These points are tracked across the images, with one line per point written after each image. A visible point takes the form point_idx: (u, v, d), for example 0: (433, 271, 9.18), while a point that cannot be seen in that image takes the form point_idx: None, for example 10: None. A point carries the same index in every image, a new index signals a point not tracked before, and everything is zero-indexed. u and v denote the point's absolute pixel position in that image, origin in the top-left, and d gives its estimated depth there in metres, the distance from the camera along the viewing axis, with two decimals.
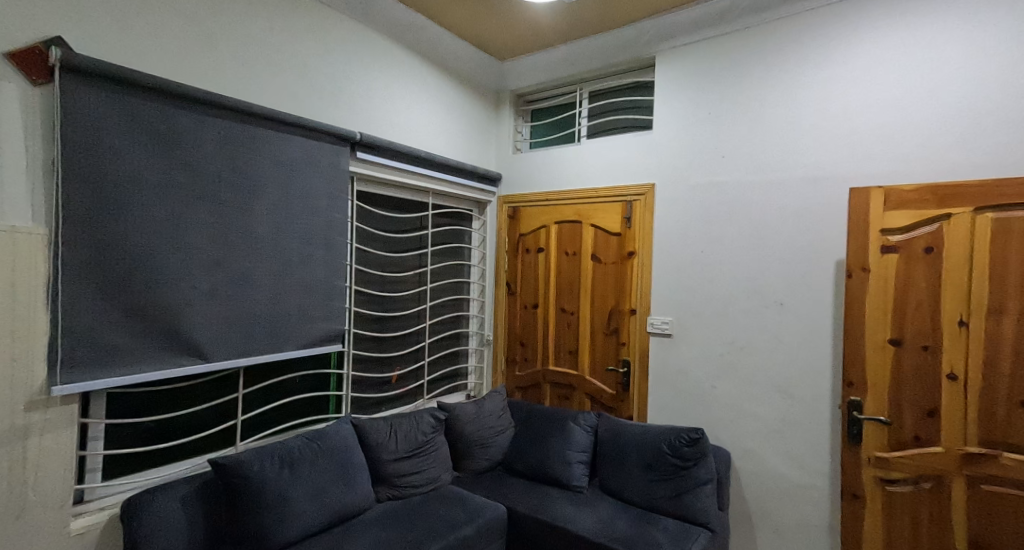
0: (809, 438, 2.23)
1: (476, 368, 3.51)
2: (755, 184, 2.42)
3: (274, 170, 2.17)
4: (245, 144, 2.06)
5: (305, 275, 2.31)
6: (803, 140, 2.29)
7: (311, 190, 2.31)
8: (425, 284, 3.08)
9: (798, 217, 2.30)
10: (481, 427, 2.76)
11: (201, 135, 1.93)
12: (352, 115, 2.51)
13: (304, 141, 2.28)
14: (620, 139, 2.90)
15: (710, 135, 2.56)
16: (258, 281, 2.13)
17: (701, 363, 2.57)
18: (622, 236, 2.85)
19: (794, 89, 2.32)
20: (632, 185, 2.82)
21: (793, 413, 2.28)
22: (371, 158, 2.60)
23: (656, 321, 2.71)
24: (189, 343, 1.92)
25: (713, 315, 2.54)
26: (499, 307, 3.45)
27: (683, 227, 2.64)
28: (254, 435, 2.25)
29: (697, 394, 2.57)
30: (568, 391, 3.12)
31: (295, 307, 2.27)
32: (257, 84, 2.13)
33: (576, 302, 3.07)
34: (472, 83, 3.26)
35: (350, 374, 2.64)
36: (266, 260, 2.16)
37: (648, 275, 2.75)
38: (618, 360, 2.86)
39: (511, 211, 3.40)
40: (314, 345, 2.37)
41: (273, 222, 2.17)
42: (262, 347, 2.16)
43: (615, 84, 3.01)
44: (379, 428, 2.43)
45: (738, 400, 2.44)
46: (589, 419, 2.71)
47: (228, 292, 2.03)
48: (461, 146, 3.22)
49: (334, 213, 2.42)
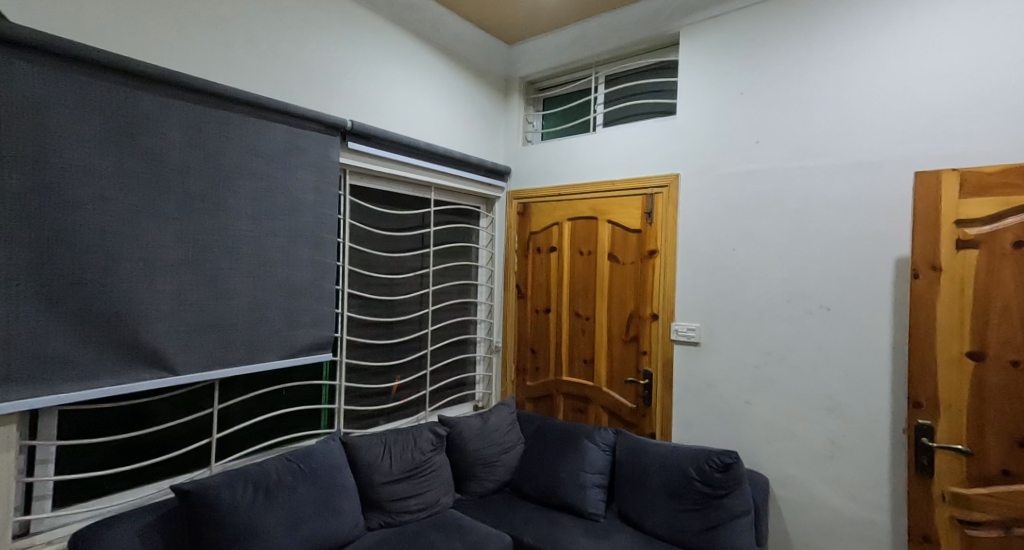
0: (864, 466, 1.92)
1: (484, 377, 3.27)
2: (796, 171, 2.12)
3: (253, 162, 1.95)
4: (219, 132, 1.85)
5: (290, 277, 2.09)
6: (853, 118, 1.99)
7: (297, 184, 2.09)
8: (427, 287, 2.85)
9: (845, 208, 2.00)
10: (487, 444, 2.51)
11: (167, 121, 1.72)
12: (344, 102, 2.30)
13: (287, 129, 2.06)
14: (640, 126, 2.62)
15: (743, 117, 2.27)
16: (235, 284, 1.91)
17: (733, 376, 2.28)
18: (642, 233, 2.58)
19: (841, 61, 2.02)
20: (654, 175, 2.55)
21: (844, 435, 1.97)
22: (365, 149, 2.37)
23: (680, 327, 2.43)
24: (152, 353, 1.70)
25: (748, 322, 2.24)
26: (508, 312, 3.20)
27: (712, 221, 2.35)
28: (233, 455, 2.04)
29: (729, 411, 2.28)
30: (583, 404, 2.85)
31: (278, 313, 2.05)
32: (232, 64, 1.92)
33: (592, 306, 2.80)
34: (478, 69, 3.03)
35: (344, 386, 2.41)
36: (245, 261, 1.94)
37: (671, 276, 2.47)
38: (639, 371, 2.58)
39: (521, 207, 3.15)
40: (302, 354, 2.15)
41: (253, 219, 1.95)
42: (241, 358, 1.94)
43: (634, 66, 2.74)
44: (371, 446, 2.19)
45: (777, 419, 2.14)
46: (606, 436, 2.43)
47: (200, 297, 1.82)
48: (466, 137, 2.98)
49: (323, 209, 2.20)
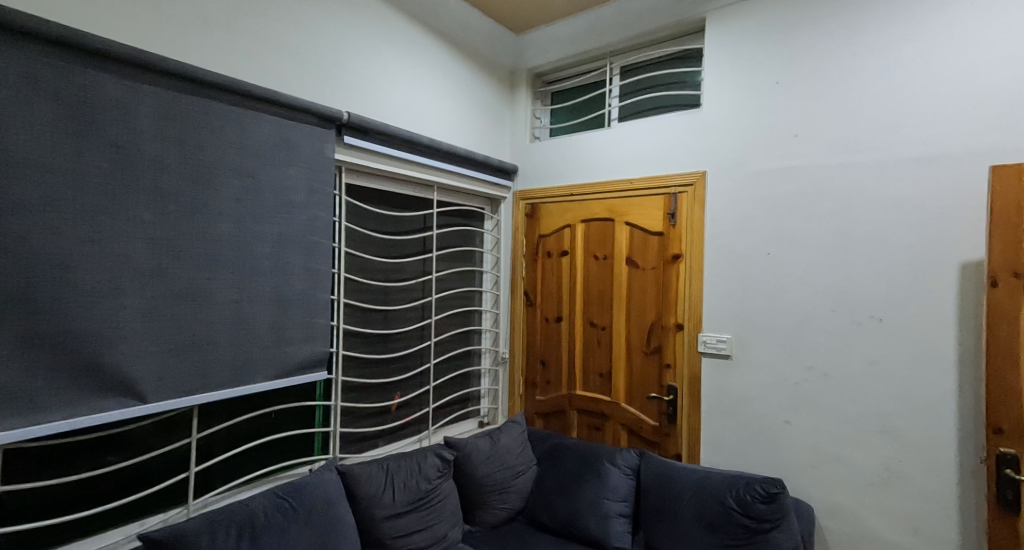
0: (925, 495, 1.73)
1: (489, 391, 3.04)
2: (841, 167, 1.93)
3: (237, 158, 1.71)
4: (198, 122, 1.62)
5: (280, 288, 1.85)
6: (907, 108, 1.80)
7: (289, 183, 1.86)
8: (429, 296, 2.63)
9: (898, 207, 1.81)
10: (497, 468, 2.29)
11: (134, 109, 1.48)
12: (339, 92, 2.07)
13: (276, 121, 1.83)
14: (661, 119, 2.41)
15: (778, 109, 2.08)
16: (217, 297, 1.67)
17: (771, 393, 2.07)
18: (665, 236, 2.37)
19: (892, 45, 1.84)
20: (677, 173, 2.35)
21: (902, 461, 1.78)
22: (362, 144, 2.15)
23: (709, 339, 2.22)
24: (118, 379, 1.46)
25: (787, 333, 2.04)
26: (515, 320, 2.98)
27: (744, 223, 2.15)
28: (214, 490, 1.81)
29: (767, 431, 2.08)
30: (599, 422, 2.63)
31: (265, 328, 1.81)
32: (212, 46, 1.69)
33: (608, 315, 2.59)
34: (484, 59, 2.81)
35: (340, 407, 2.19)
36: (228, 270, 1.70)
37: (698, 282, 2.26)
38: (662, 386, 2.37)
39: (529, 208, 2.93)
40: (292, 374, 1.91)
41: (237, 222, 1.72)
42: (223, 380, 1.70)
43: (654, 55, 2.54)
44: (371, 476, 1.96)
45: (822, 441, 1.94)
46: (629, 459, 2.22)
47: (175, 312, 1.58)
48: (471, 132, 2.76)
49: (316, 210, 1.96)
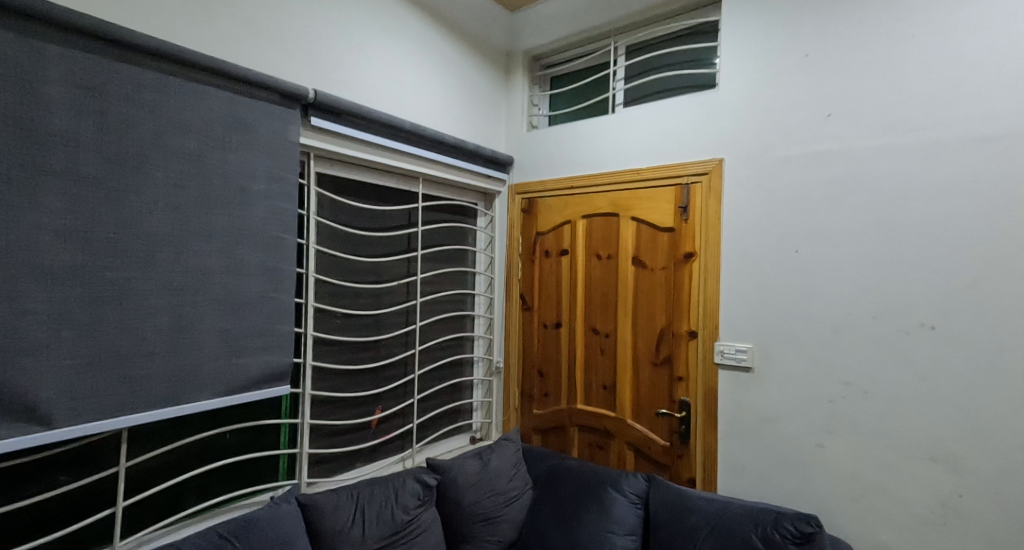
0: (990, 535, 1.47)
1: (482, 404, 2.78)
2: (884, 150, 1.67)
3: (179, 139, 1.47)
4: (126, 94, 1.36)
5: (233, 290, 1.60)
6: (963, 79, 1.55)
7: (245, 169, 1.62)
8: (414, 299, 2.38)
9: (954, 196, 1.55)
10: (486, 495, 2.02)
11: (42, 74, 1.23)
12: (305, 67, 1.83)
13: (227, 96, 1.58)
14: (671, 101, 2.15)
15: (807, 86, 1.82)
16: (150, 301, 1.42)
17: (800, 412, 1.80)
18: (675, 232, 2.11)
19: (945, 7, 1.58)
20: (690, 162, 2.08)
21: (962, 495, 1.52)
22: (334, 128, 1.90)
23: (726, 349, 1.96)
24: (19, 399, 1.21)
25: (820, 343, 1.77)
26: (510, 326, 2.72)
27: (768, 216, 1.89)
28: (151, 526, 1.57)
29: (797, 456, 1.81)
30: (603, 440, 2.36)
31: (214, 337, 1.56)
32: (148, 7, 1.44)
33: (612, 321, 2.32)
34: (476, 40, 2.57)
35: (308, 426, 1.95)
36: (165, 269, 1.45)
37: (714, 283, 2.00)
38: (673, 401, 2.10)
39: (525, 203, 2.67)
40: (248, 390, 1.66)
41: (177, 213, 1.47)
42: (159, 399, 1.45)
43: (663, 32, 2.28)
44: (339, 507, 1.71)
45: (862, 469, 1.68)
46: (636, 485, 1.97)
47: (95, 318, 1.33)
48: (461, 120, 2.51)
49: (279, 201, 1.72)
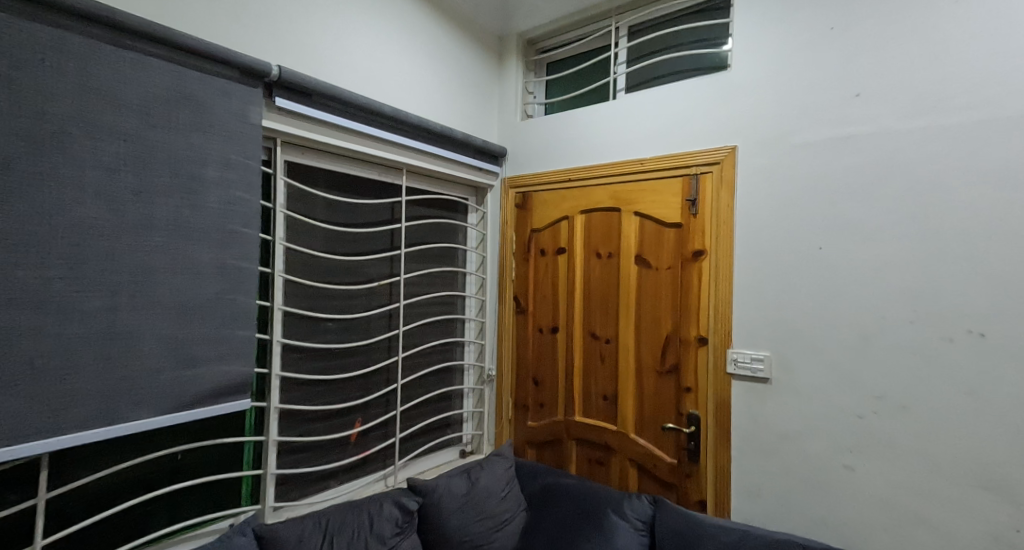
0: None
1: (474, 414, 2.58)
2: (923, 133, 1.47)
3: (112, 116, 1.27)
4: (42, 61, 1.16)
5: (181, 292, 1.40)
6: (1015, 51, 1.35)
7: (195, 153, 1.42)
8: (398, 301, 2.17)
9: (1007, 185, 1.35)
10: (474, 519, 1.82)
11: None
12: (269, 43, 1.63)
13: (173, 70, 1.38)
14: (678, 84, 1.96)
15: (831, 63, 1.62)
16: (75, 304, 1.22)
17: (826, 428, 1.60)
18: (683, 228, 1.91)
19: None
20: (700, 150, 1.88)
21: (1018, 529, 1.32)
22: (303, 110, 1.70)
23: (741, 357, 1.76)
24: None
25: (848, 351, 1.57)
26: (503, 331, 2.51)
27: (786, 209, 1.69)
28: None
29: (822, 479, 1.61)
30: (603, 456, 2.16)
31: (158, 346, 1.36)
32: None
33: (613, 325, 2.12)
34: (464, 21, 2.37)
35: (275, 443, 1.75)
36: (95, 267, 1.25)
37: (726, 284, 1.80)
38: (680, 415, 1.90)
39: (520, 198, 2.47)
40: (200, 406, 1.45)
41: (109, 202, 1.26)
42: (87, 418, 1.24)
43: (668, 9, 2.09)
44: (305, 537, 1.51)
45: (898, 495, 1.48)
46: (640, 509, 1.77)
47: (4, 325, 1.13)
48: (448, 107, 2.31)
49: (238, 191, 1.51)
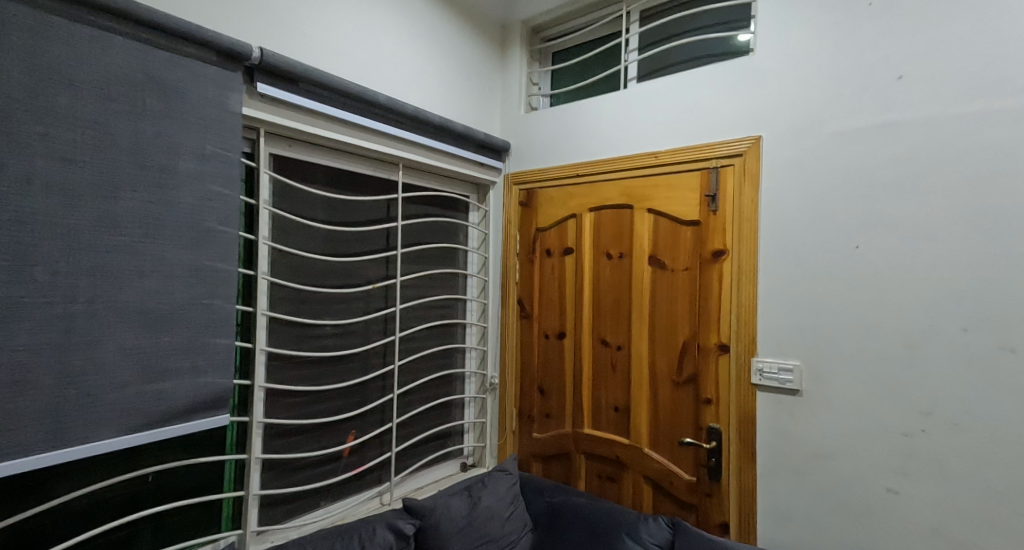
0: None
1: (476, 425, 2.43)
2: (976, 120, 1.32)
3: (68, 99, 1.12)
4: None
5: (149, 297, 1.25)
6: None
7: (166, 143, 1.27)
8: (394, 305, 2.02)
9: None
10: (476, 543, 1.67)
11: None
12: (250, 25, 1.49)
13: (140, 49, 1.23)
14: (696, 71, 1.81)
15: (868, 44, 1.48)
16: (23, 311, 1.08)
17: (865, 447, 1.45)
18: (702, 226, 1.76)
19: None
20: (720, 142, 1.73)
21: None
22: (288, 98, 1.56)
23: (767, 367, 1.61)
24: None
25: (890, 362, 1.42)
26: (506, 336, 2.36)
27: (818, 205, 1.54)
28: None
29: (860, 503, 1.45)
30: (614, 471, 2.01)
31: (122, 357, 1.21)
32: None
33: (625, 331, 1.97)
34: (465, 7, 2.23)
35: (258, 461, 1.60)
36: (48, 271, 1.10)
37: (750, 287, 1.65)
38: (699, 429, 1.75)
39: (524, 195, 2.32)
40: (171, 424, 1.31)
41: (64, 197, 1.12)
42: (38, 440, 1.10)
43: None
44: None
45: (950, 524, 1.32)
46: (657, 533, 1.61)
47: None
48: (448, 98, 2.16)
49: (214, 185, 1.37)
